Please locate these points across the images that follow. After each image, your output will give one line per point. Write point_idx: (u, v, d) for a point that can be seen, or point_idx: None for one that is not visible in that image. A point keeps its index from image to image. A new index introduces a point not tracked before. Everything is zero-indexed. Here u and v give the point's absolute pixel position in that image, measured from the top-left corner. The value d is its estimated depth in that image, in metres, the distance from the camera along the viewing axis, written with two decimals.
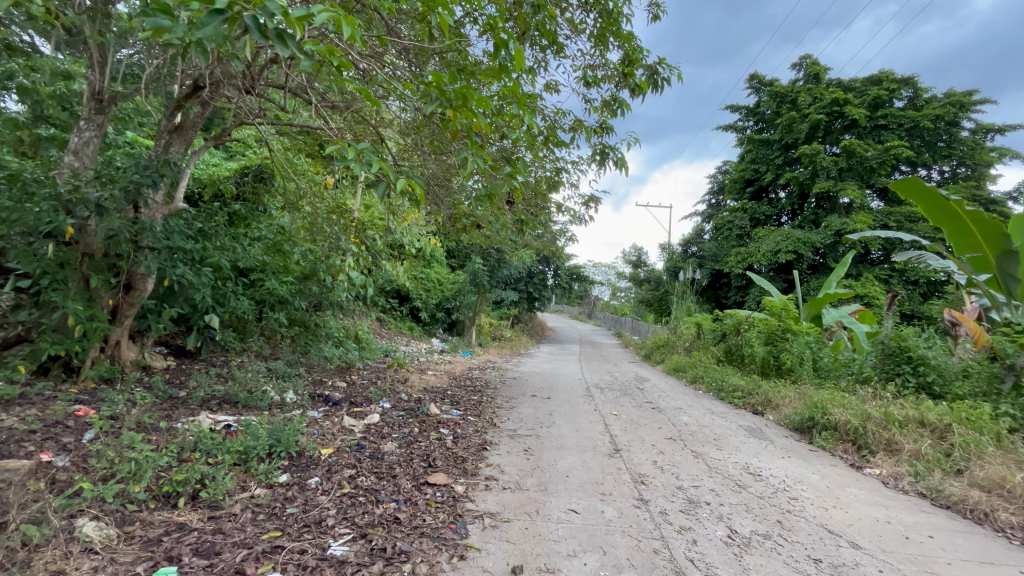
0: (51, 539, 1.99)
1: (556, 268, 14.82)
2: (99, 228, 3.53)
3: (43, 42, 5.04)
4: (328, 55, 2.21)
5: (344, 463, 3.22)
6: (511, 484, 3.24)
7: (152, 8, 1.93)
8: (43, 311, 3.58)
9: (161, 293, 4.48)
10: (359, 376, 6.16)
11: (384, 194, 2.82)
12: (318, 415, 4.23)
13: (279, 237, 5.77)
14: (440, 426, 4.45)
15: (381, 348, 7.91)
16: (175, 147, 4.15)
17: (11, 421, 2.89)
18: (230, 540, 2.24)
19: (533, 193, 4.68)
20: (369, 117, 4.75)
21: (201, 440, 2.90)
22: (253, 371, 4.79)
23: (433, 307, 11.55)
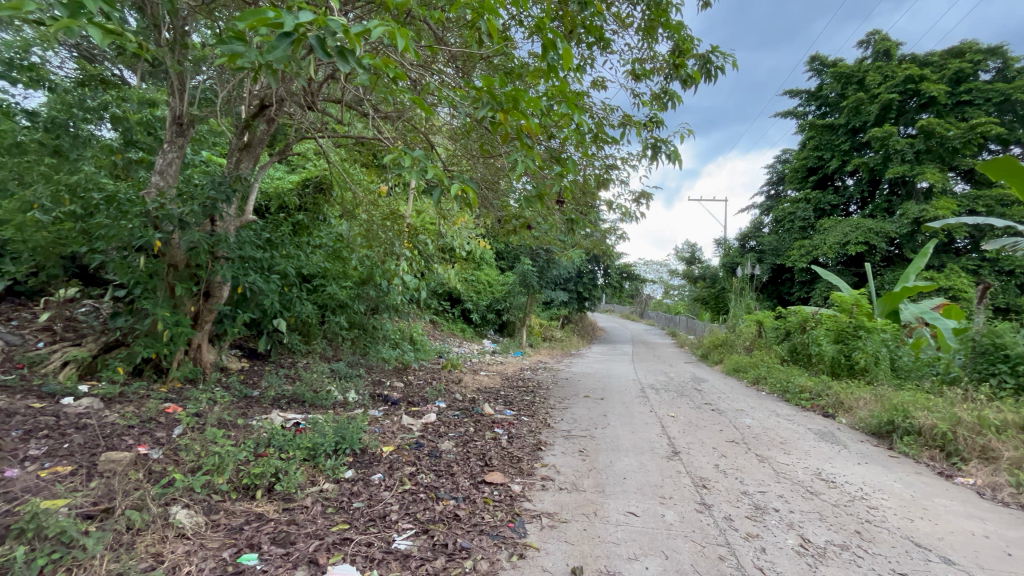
0: (150, 524, 2.19)
1: (606, 268, 14.57)
2: (182, 241, 3.86)
3: (130, 74, 5.57)
4: (385, 68, 2.30)
5: (404, 461, 3.33)
6: (568, 485, 3.23)
7: (228, 37, 2.09)
8: (137, 318, 3.95)
9: (235, 299, 4.82)
10: (415, 377, 6.35)
11: (438, 199, 2.90)
12: (379, 414, 4.41)
13: (338, 244, 6.06)
14: (494, 425, 4.51)
15: (435, 350, 8.12)
16: (245, 164, 4.45)
17: (113, 417, 3.20)
18: (303, 531, 2.37)
19: (583, 192, 4.64)
20: (420, 125, 4.88)
21: (274, 436, 3.09)
22: (319, 372, 5.06)
23: (483, 308, 11.70)
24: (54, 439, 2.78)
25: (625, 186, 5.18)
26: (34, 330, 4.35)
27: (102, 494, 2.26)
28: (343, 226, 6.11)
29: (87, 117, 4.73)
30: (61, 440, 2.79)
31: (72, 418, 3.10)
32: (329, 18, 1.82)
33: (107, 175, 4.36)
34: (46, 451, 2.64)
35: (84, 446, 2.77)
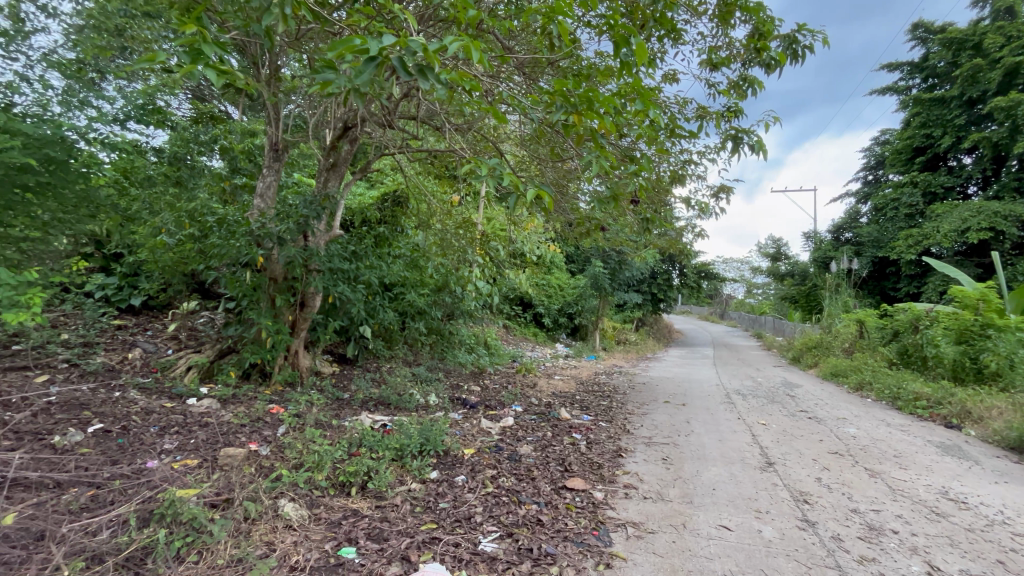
0: (263, 514, 2.41)
1: (682, 268, 13.89)
2: (281, 256, 4.23)
3: (233, 109, 6.24)
4: (461, 81, 2.36)
5: (486, 463, 3.40)
6: (652, 494, 3.11)
7: (320, 67, 2.27)
8: (245, 327, 4.39)
9: (326, 308, 5.19)
10: (491, 381, 6.46)
11: (514, 205, 2.92)
12: (459, 417, 4.54)
13: (415, 253, 6.34)
14: (572, 430, 4.46)
15: (509, 354, 8.23)
16: (332, 182, 4.78)
17: (228, 416, 3.57)
18: (395, 528, 2.49)
19: (658, 189, 4.47)
20: (489, 134, 4.98)
21: (365, 437, 3.28)
22: (402, 376, 5.31)
23: (555, 312, 11.70)
24: (182, 435, 3.15)
25: (702, 181, 4.94)
26: (164, 338, 4.98)
27: (223, 485, 2.52)
28: (419, 236, 6.37)
29: (201, 149, 5.37)
30: (188, 436, 3.16)
31: (196, 416, 3.49)
32: (411, 39, 1.92)
33: (218, 200, 4.90)
34: (177, 445, 3.00)
35: (207, 441, 3.11)
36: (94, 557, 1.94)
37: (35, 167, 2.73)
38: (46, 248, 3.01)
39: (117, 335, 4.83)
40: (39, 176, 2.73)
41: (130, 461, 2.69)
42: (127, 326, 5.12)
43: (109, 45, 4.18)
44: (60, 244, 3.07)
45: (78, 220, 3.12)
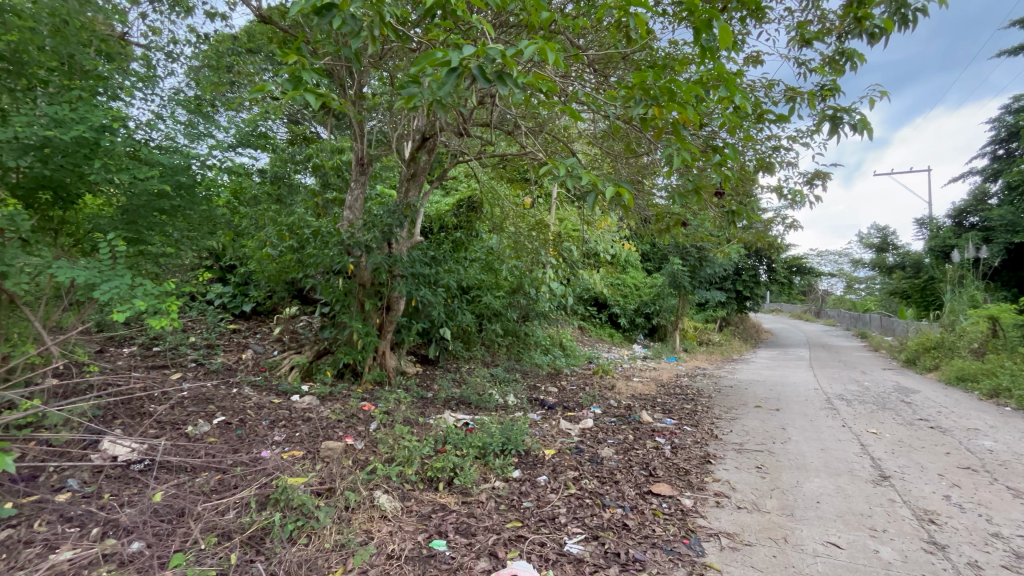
0: (361, 504, 2.57)
1: (770, 263, 12.86)
2: (369, 263, 4.53)
3: (323, 129, 6.79)
4: (537, 84, 2.37)
5: (567, 465, 3.38)
6: (747, 504, 2.91)
7: (404, 83, 2.39)
8: (339, 330, 4.74)
9: (409, 311, 5.46)
10: (568, 382, 6.43)
11: (592, 203, 2.87)
12: (538, 418, 4.56)
13: (490, 257, 6.46)
14: (655, 434, 4.31)
15: (585, 355, 8.12)
16: (412, 192, 5.01)
17: (327, 412, 3.86)
18: (482, 524, 2.55)
19: (744, 179, 4.19)
20: (560, 135, 4.98)
21: (450, 434, 3.40)
22: (481, 376, 5.44)
23: (631, 312, 11.42)
24: (289, 428, 3.47)
25: (793, 168, 4.57)
26: (271, 340, 5.51)
27: (326, 475, 2.73)
28: (494, 239, 6.48)
29: (297, 168, 5.90)
30: (294, 429, 3.47)
31: (299, 412, 3.83)
32: (490, 47, 1.98)
33: (313, 213, 5.33)
34: (285, 437, 3.30)
35: (309, 435, 3.40)
36: (223, 534, 2.19)
37: (170, 193, 3.15)
38: (177, 263, 3.45)
39: (233, 338, 5.44)
40: (173, 200, 3.15)
41: (248, 450, 3.01)
42: (240, 330, 5.74)
43: (222, 81, 4.72)
44: (189, 258, 3.52)
45: (202, 237, 3.56)
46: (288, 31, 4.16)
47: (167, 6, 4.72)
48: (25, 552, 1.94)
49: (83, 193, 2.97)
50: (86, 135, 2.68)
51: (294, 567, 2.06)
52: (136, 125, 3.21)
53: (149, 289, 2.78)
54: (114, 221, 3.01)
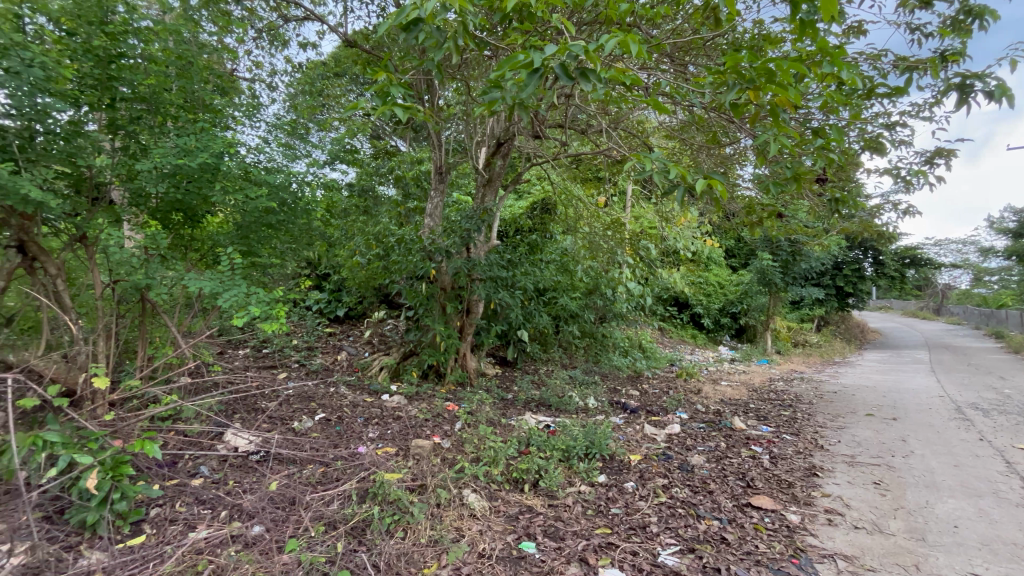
0: (451, 501, 2.63)
1: (877, 255, 11.42)
2: (449, 268, 4.68)
3: (402, 142, 7.15)
4: (619, 78, 2.31)
5: (655, 471, 3.25)
6: (866, 524, 2.61)
7: (487, 88, 2.44)
8: (423, 332, 4.94)
9: (488, 314, 5.56)
10: (650, 385, 6.20)
11: (681, 198, 2.66)
12: (620, 421, 4.43)
13: (565, 258, 6.40)
14: (750, 442, 4.01)
15: (666, 357, 7.77)
16: (488, 197, 5.10)
17: (415, 411, 4.03)
18: (570, 528, 2.52)
19: (849, 163, 3.77)
20: (636, 130, 4.83)
21: (532, 436, 3.39)
22: (559, 378, 5.39)
23: (716, 312, 10.80)
24: (382, 426, 3.67)
25: (908, 146, 4.05)
26: (362, 343, 5.88)
27: (418, 472, 2.84)
28: (568, 240, 6.42)
29: (381, 180, 6.22)
30: (386, 427, 3.65)
31: (390, 410, 4.03)
32: (572, 44, 1.96)
33: (396, 222, 5.60)
34: (378, 434, 3.49)
35: (400, 433, 3.56)
36: (330, 523, 2.35)
37: (275, 210, 3.44)
38: (282, 273, 3.76)
39: (329, 340, 5.86)
40: (278, 216, 3.45)
41: (347, 446, 3.22)
42: (335, 333, 6.18)
43: (315, 105, 5.12)
44: (291, 268, 3.84)
45: (302, 248, 3.87)
46: (373, 52, 4.43)
47: (266, 41, 5.19)
48: (171, 528, 2.22)
49: (206, 213, 3.35)
50: (209, 161, 3.01)
51: (393, 559, 2.17)
52: (247, 150, 3.51)
53: (261, 297, 3.05)
54: (231, 237, 3.36)
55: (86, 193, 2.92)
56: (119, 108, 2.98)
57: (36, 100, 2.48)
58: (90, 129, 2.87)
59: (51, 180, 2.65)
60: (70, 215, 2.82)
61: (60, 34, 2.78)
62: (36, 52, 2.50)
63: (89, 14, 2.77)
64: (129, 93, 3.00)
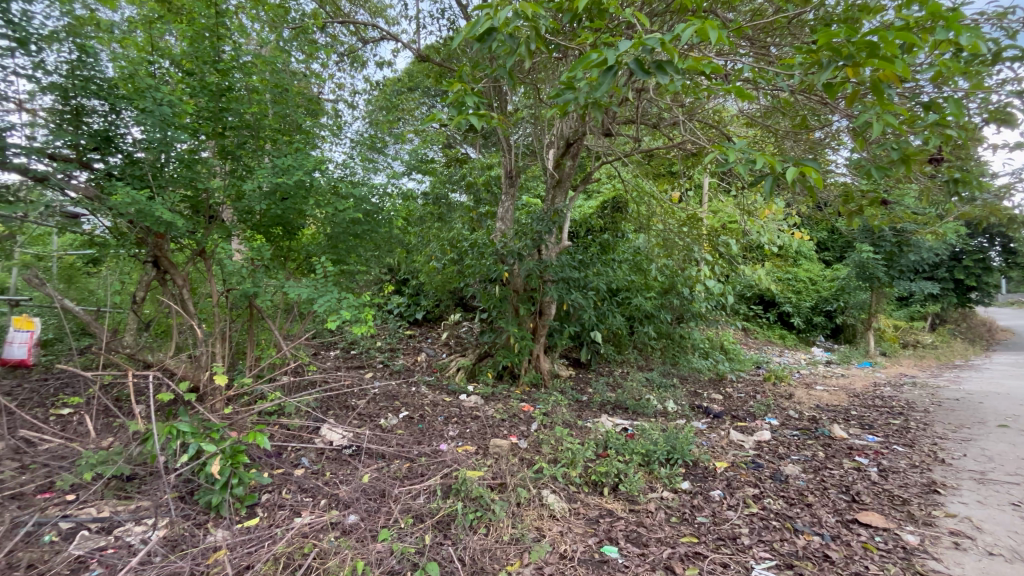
0: (530, 500, 2.66)
1: (1008, 243, 9.90)
2: (521, 270, 4.73)
3: (472, 149, 7.36)
4: (697, 68, 2.20)
5: (744, 480, 3.06)
6: (1004, 551, 2.28)
7: (560, 89, 2.45)
8: (497, 333, 5.04)
9: (561, 315, 5.55)
10: (735, 390, 5.84)
11: (769, 190, 2.41)
12: (703, 427, 4.21)
13: (638, 257, 6.24)
14: (854, 453, 3.65)
15: (752, 359, 7.28)
16: (558, 198, 5.08)
17: (492, 411, 4.11)
18: (654, 535, 2.46)
19: (968, 139, 3.31)
20: (713, 120, 4.60)
21: (610, 439, 3.31)
22: (636, 380, 5.25)
23: (807, 311, 10.00)
24: (461, 425, 3.79)
25: None
26: (440, 344, 6.12)
27: (498, 470, 2.90)
28: (641, 238, 6.24)
29: (453, 188, 6.19)
30: (465, 426, 3.76)
31: (468, 410, 4.15)
32: (646, 37, 1.92)
33: (469, 228, 5.76)
34: (457, 432, 3.62)
35: (479, 431, 3.66)
36: (418, 516, 2.46)
37: (360, 220, 3.66)
38: (368, 279, 4.00)
39: (409, 342, 6.17)
40: (363, 226, 3.66)
41: (429, 443, 3.36)
42: (415, 335, 6.49)
43: (392, 119, 5.41)
44: (375, 274, 4.07)
45: (385, 254, 4.08)
46: (444, 63, 4.60)
47: (347, 63, 5.54)
48: (279, 513, 2.44)
49: (300, 226, 3.64)
50: (303, 178, 3.27)
51: (477, 554, 2.23)
52: (334, 165, 3.77)
53: (351, 301, 3.28)
54: (323, 247, 3.64)
55: (203, 213, 3.35)
56: (227, 134, 3.35)
57: (165, 133, 2.97)
58: (204, 155, 3.31)
59: (175, 203, 3.14)
60: (192, 233, 3.25)
61: (182, 74, 3.28)
62: (165, 93, 3.01)
63: (205, 55, 3.20)
64: (236, 120, 3.33)
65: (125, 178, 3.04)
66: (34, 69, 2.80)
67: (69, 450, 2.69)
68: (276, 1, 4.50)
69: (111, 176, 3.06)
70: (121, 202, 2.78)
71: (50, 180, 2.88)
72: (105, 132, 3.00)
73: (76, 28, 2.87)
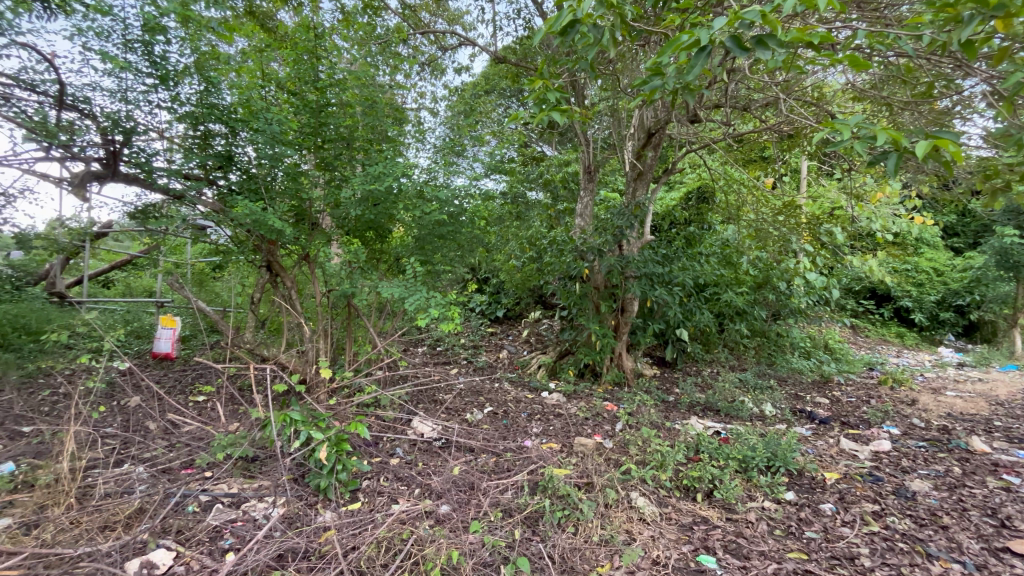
0: (618, 502, 2.60)
1: None
2: (602, 266, 4.63)
3: (549, 146, 7.34)
4: (800, 39, 2.00)
5: (861, 495, 2.75)
6: None
7: (646, 75, 2.34)
8: (578, 331, 4.99)
9: (644, 313, 5.35)
10: (844, 394, 5.28)
11: (893, 169, 2.11)
12: (807, 433, 3.86)
13: (727, 249, 5.87)
14: (1001, 471, 3.13)
15: (863, 360, 6.52)
16: (639, 191, 4.91)
17: (574, 409, 4.07)
18: (757, 548, 2.29)
19: None
20: (814, 96, 4.18)
21: (702, 442, 3.14)
22: (728, 381, 4.93)
23: (931, 306, 8.77)
24: (545, 422, 3.80)
25: None
26: (521, 341, 6.19)
27: (584, 470, 2.86)
28: (730, 230, 5.86)
29: (530, 186, 6.23)
30: (548, 424, 3.77)
31: (551, 407, 4.15)
32: (744, 11, 1.77)
33: (547, 225, 5.76)
34: (541, 430, 3.62)
35: (563, 429, 3.65)
36: (506, 510, 2.51)
37: (445, 221, 3.76)
38: (453, 278, 4.12)
39: (491, 340, 6.31)
40: (448, 227, 3.76)
41: (514, 438, 3.41)
42: (496, 333, 6.63)
43: (471, 122, 5.56)
44: (459, 273, 4.18)
45: (468, 254, 4.18)
46: (521, 62, 4.62)
47: (428, 72, 5.78)
48: (379, 499, 2.61)
49: (390, 229, 3.86)
50: (392, 184, 3.43)
51: (567, 553, 2.22)
52: (420, 170, 3.83)
53: (438, 300, 3.40)
54: (411, 249, 3.80)
55: (307, 220, 3.67)
56: (325, 147, 3.61)
57: (274, 150, 3.30)
58: (306, 168, 3.61)
59: (283, 213, 3.47)
60: (298, 239, 3.58)
61: (286, 95, 3.60)
62: (275, 114, 3.33)
63: (305, 76, 3.48)
64: (333, 132, 3.60)
65: (243, 192, 3.43)
66: (172, 102, 3.26)
67: (205, 432, 3.08)
68: (364, 19, 4.79)
69: (232, 191, 3.46)
70: (242, 214, 3.13)
71: (186, 196, 3.34)
72: (227, 152, 3.40)
73: (201, 62, 3.26)
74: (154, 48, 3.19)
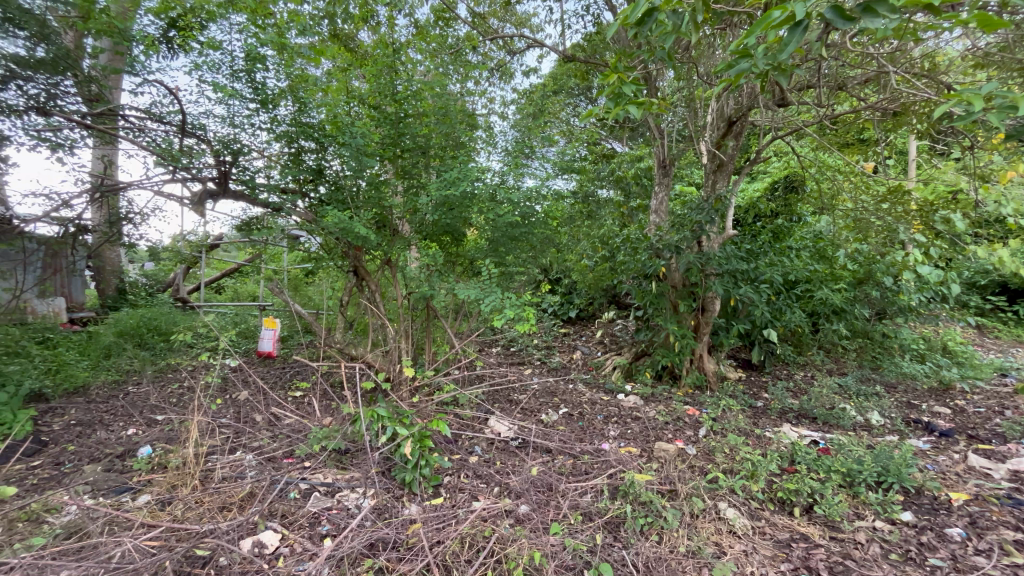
0: (705, 513, 2.47)
1: None
2: (680, 264, 4.43)
3: (617, 143, 7.19)
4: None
5: (999, 520, 2.39)
6: None
7: (732, 58, 2.20)
8: (654, 331, 4.81)
9: (727, 312, 5.04)
10: (969, 403, 4.62)
11: None
12: (926, 446, 3.42)
13: (821, 243, 5.37)
14: None
15: (994, 365, 5.67)
16: (720, 183, 4.63)
17: (653, 412, 3.92)
18: (868, 572, 2.07)
19: None
20: (928, 66, 3.71)
21: (798, 452, 2.88)
22: (826, 386, 4.50)
23: None
24: (622, 425, 3.70)
25: None
26: (594, 342, 6.09)
27: (666, 476, 2.75)
28: (824, 221, 5.37)
29: (601, 184, 6.10)
30: (626, 427, 3.66)
31: (628, 410, 4.03)
32: None
33: (620, 224, 5.61)
34: (619, 433, 3.54)
35: (641, 433, 3.53)
36: (586, 514, 2.47)
37: (518, 223, 3.76)
38: (526, 279, 4.13)
39: (564, 340, 6.27)
40: (521, 228, 3.77)
41: (591, 441, 3.35)
42: (568, 333, 6.58)
43: (540, 123, 5.56)
44: (532, 273, 4.19)
45: (539, 255, 4.18)
46: (591, 59, 4.54)
47: (497, 76, 5.85)
48: (460, 496, 2.67)
49: (464, 233, 3.95)
50: (467, 189, 3.52)
51: (651, 562, 2.15)
52: (493, 173, 3.87)
53: (513, 301, 3.43)
54: (485, 251, 3.86)
55: (388, 226, 3.85)
56: (404, 156, 3.76)
57: (358, 162, 3.52)
58: (386, 177, 3.79)
59: (368, 221, 3.68)
60: (380, 245, 3.78)
61: (367, 108, 3.80)
62: (359, 128, 3.54)
63: (385, 90, 3.65)
64: (410, 142, 3.72)
65: (332, 203, 3.71)
66: (271, 123, 3.58)
67: (303, 425, 3.34)
68: (436, 31, 4.95)
69: (323, 202, 3.76)
70: (332, 223, 3.37)
71: (283, 208, 3.65)
72: (318, 167, 3.69)
73: (294, 85, 3.55)
74: (255, 75, 3.51)
